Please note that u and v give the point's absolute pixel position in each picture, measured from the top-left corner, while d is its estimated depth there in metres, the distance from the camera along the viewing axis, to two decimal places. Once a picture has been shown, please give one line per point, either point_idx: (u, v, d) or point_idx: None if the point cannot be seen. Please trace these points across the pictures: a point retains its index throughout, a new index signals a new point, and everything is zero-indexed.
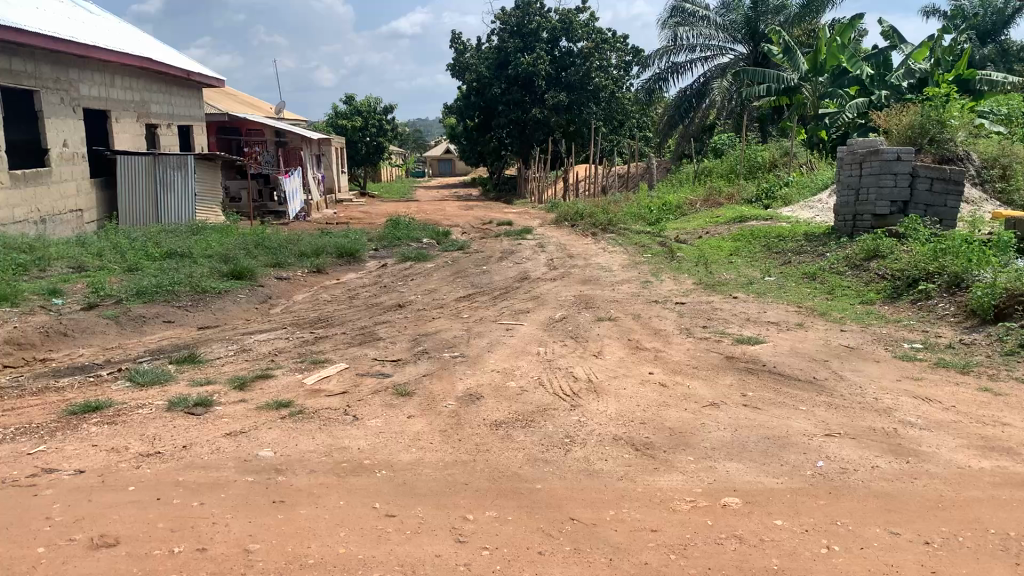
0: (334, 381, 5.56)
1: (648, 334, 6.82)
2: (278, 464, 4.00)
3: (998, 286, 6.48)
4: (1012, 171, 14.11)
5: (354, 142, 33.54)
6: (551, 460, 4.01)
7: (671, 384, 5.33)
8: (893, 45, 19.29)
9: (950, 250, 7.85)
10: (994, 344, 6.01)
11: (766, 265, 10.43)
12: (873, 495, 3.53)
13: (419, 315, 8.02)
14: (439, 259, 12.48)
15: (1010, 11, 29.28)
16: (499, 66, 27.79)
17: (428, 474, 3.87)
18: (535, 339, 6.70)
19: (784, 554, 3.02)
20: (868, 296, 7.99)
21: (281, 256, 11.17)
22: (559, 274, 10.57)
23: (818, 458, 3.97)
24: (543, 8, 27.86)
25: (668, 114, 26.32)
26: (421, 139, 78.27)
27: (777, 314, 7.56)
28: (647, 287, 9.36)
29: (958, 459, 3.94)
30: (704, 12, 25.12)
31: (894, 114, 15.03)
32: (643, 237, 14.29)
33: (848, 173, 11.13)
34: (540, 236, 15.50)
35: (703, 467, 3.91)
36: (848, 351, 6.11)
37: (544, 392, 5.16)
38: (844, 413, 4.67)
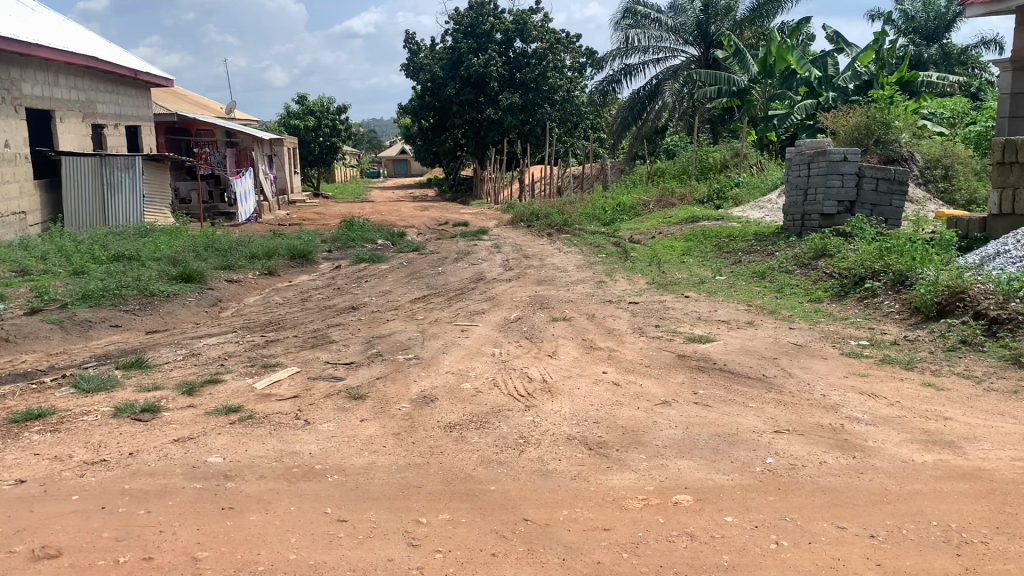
0: (285, 386, 5.48)
1: (603, 334, 6.86)
2: (227, 470, 3.94)
3: (939, 284, 6.65)
4: (954, 171, 14.49)
5: (306, 143, 33.20)
6: (505, 462, 4.01)
7: (624, 383, 5.36)
8: (839, 48, 19.67)
9: (895, 250, 8.04)
10: (937, 340, 6.15)
11: (717, 265, 10.54)
12: (820, 490, 3.60)
13: (373, 317, 7.97)
14: (394, 260, 12.42)
15: (951, 15, 30.05)
16: (452, 67, 27.72)
17: (381, 477, 3.84)
18: (489, 340, 6.70)
19: (734, 550, 3.06)
20: (816, 295, 8.11)
21: (232, 258, 11.01)
22: (514, 275, 10.59)
23: (767, 455, 4.02)
24: (497, 9, 27.94)
25: (621, 115, 26.49)
26: (376, 140, 77.87)
27: (727, 313, 7.64)
28: (601, 287, 9.42)
29: (902, 453, 4.03)
30: (656, 14, 25.32)
31: (841, 115, 15.34)
32: (596, 238, 14.38)
33: (796, 174, 11.31)
34: (496, 237, 15.50)
35: (655, 465, 3.94)
36: (797, 348, 6.20)
37: (498, 393, 5.16)
38: (793, 410, 4.74)
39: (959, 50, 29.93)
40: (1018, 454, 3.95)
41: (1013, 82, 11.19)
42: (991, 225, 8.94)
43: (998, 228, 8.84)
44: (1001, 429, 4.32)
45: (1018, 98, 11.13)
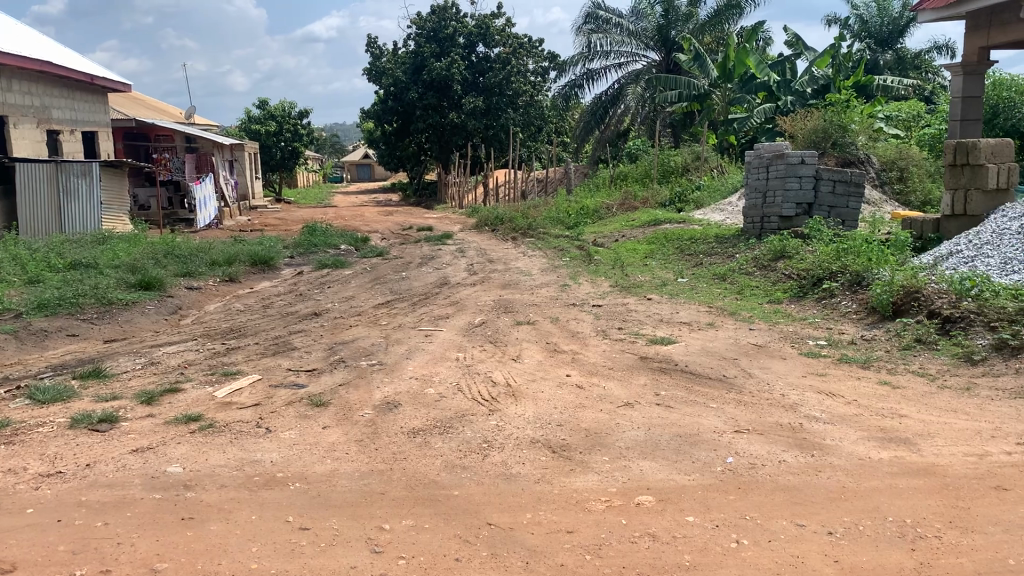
0: (246, 394, 5.42)
1: (566, 337, 6.88)
2: (187, 479, 3.89)
3: (894, 284, 6.79)
4: (909, 173, 14.81)
5: (268, 148, 32.90)
6: (468, 466, 4.01)
7: (587, 386, 5.39)
8: (798, 52, 19.96)
9: (852, 251, 8.21)
10: (892, 339, 6.26)
11: (680, 267, 10.66)
12: (779, 489, 3.65)
13: (335, 323, 7.92)
14: (357, 265, 12.37)
15: (905, 21, 30.69)
16: (415, 71, 27.55)
17: (344, 485, 3.81)
18: (454, 344, 6.69)
19: (695, 550, 3.09)
20: (774, 296, 8.24)
21: (192, 265, 10.88)
22: (479, 279, 10.59)
23: (727, 454, 4.08)
24: (459, 14, 28.00)
25: (584, 120, 26.64)
26: (338, 145, 77.55)
27: (688, 315, 7.73)
28: (565, 290, 9.46)
29: (858, 450, 4.10)
30: (617, 19, 25.53)
31: (799, 119, 15.57)
32: (560, 241, 14.44)
33: (755, 177, 11.46)
34: (460, 241, 15.48)
35: (618, 466, 3.97)
36: (756, 349, 6.28)
37: (462, 397, 5.16)
38: (753, 410, 4.80)
39: (913, 55, 30.61)
40: (969, 450, 4.04)
41: (965, 86, 11.39)
42: (944, 226, 9.12)
43: (951, 228, 9.02)
44: (955, 425, 4.40)
45: (970, 101, 11.40)
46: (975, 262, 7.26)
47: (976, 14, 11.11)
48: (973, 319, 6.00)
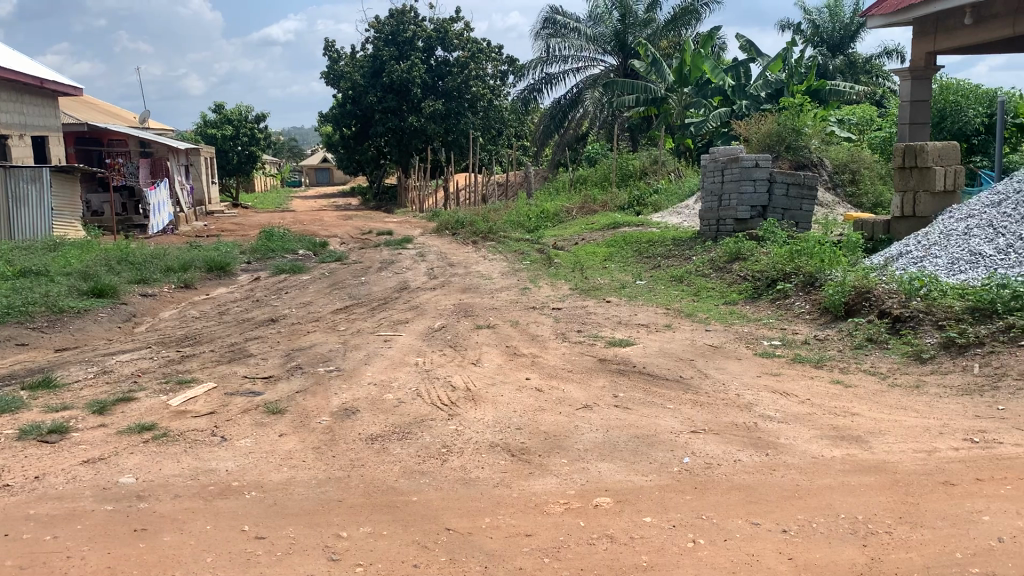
0: (201, 402, 5.35)
1: (526, 341, 6.89)
2: (140, 490, 3.82)
3: (846, 285, 6.91)
4: (861, 175, 15.11)
5: (224, 152, 32.49)
6: (427, 472, 3.99)
7: (547, 389, 5.40)
8: (752, 57, 20.25)
9: (805, 252, 8.37)
10: (844, 339, 6.38)
11: (638, 269, 10.74)
12: (735, 488, 3.69)
13: (293, 329, 7.84)
14: (315, 270, 12.26)
15: (856, 26, 31.33)
16: (373, 74, 27.40)
17: (301, 493, 3.78)
18: (413, 349, 6.67)
19: (652, 551, 3.12)
20: (731, 297, 8.35)
21: (146, 272, 10.70)
22: (439, 283, 10.58)
23: (684, 454, 4.11)
24: (418, 17, 27.93)
25: (543, 124, 26.72)
26: (297, 149, 76.89)
27: (647, 317, 7.80)
28: (525, 293, 9.48)
29: (812, 449, 4.16)
30: (575, 23, 25.64)
31: (754, 123, 15.78)
32: (521, 245, 14.45)
33: (710, 181, 11.62)
34: (420, 245, 15.44)
35: (576, 468, 3.99)
36: (712, 349, 6.36)
37: (421, 402, 5.14)
38: (708, 410, 4.86)
39: (864, 60, 31.27)
40: (918, 447, 4.13)
41: (913, 90, 11.65)
42: (894, 228, 9.32)
43: (901, 229, 9.22)
44: (904, 422, 4.50)
45: (918, 105, 11.67)
46: (923, 261, 7.43)
47: (923, 19, 11.39)
48: (922, 319, 6.13)
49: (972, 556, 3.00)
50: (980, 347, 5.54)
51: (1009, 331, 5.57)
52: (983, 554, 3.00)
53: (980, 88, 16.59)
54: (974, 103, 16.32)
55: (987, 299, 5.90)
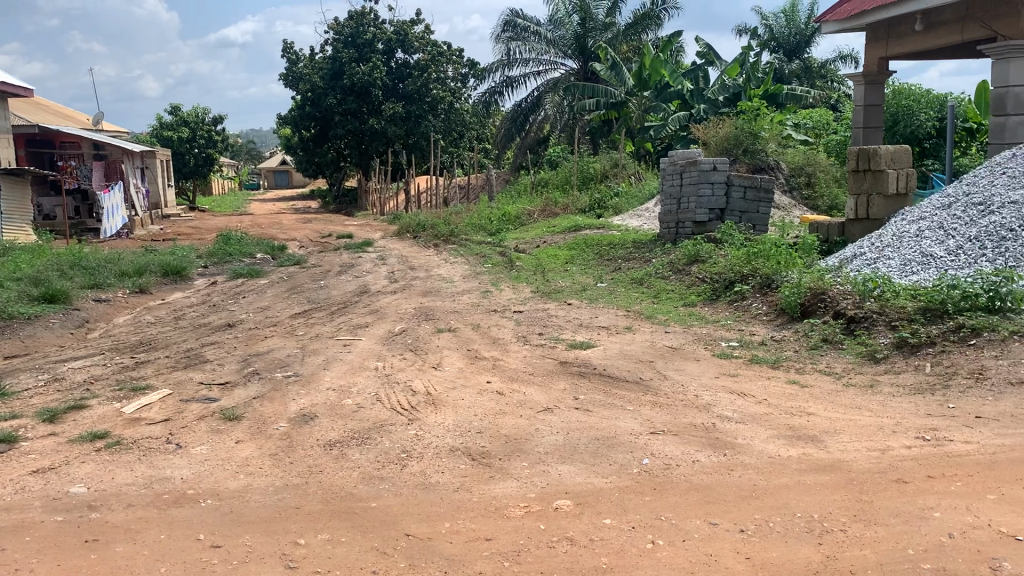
0: (156, 409, 5.25)
1: (487, 344, 6.89)
2: (91, 500, 3.74)
3: (802, 287, 7.02)
4: (816, 179, 15.37)
5: (181, 154, 32.00)
6: (386, 477, 3.96)
7: (508, 392, 5.40)
8: (709, 62, 20.45)
9: (762, 254, 8.50)
10: (801, 339, 6.48)
11: (599, 272, 10.80)
12: (693, 488, 3.72)
13: (250, 334, 7.74)
14: (273, 274, 12.12)
15: (811, 32, 31.85)
16: (333, 76, 27.20)
17: (257, 500, 3.73)
18: (373, 354, 6.62)
19: (612, 553, 3.13)
20: (690, 298, 8.44)
21: (100, 277, 10.50)
22: (400, 286, 10.52)
23: (643, 457, 4.13)
24: (378, 19, 27.82)
25: (505, 127, 26.73)
26: (255, 151, 76.03)
27: (607, 319, 7.83)
28: (486, 297, 9.47)
29: (769, 449, 4.21)
30: (535, 27, 25.74)
31: (712, 126, 15.96)
32: (482, 247, 14.45)
33: (669, 184, 11.71)
34: (380, 248, 15.33)
35: (536, 471, 3.99)
36: (672, 351, 6.42)
37: (381, 407, 5.10)
38: (668, 411, 4.90)
39: (819, 65, 31.79)
40: (872, 445, 4.20)
41: (867, 95, 11.87)
42: (849, 230, 9.44)
43: (855, 232, 9.34)
44: (859, 421, 4.58)
45: (871, 110, 11.89)
46: (877, 262, 7.59)
47: (875, 25, 11.62)
48: (875, 319, 6.25)
49: (924, 552, 3.05)
50: (932, 347, 5.66)
51: (959, 331, 5.70)
52: (934, 550, 3.06)
53: (931, 94, 16.96)
54: (925, 107, 16.68)
55: (938, 299, 6.03)
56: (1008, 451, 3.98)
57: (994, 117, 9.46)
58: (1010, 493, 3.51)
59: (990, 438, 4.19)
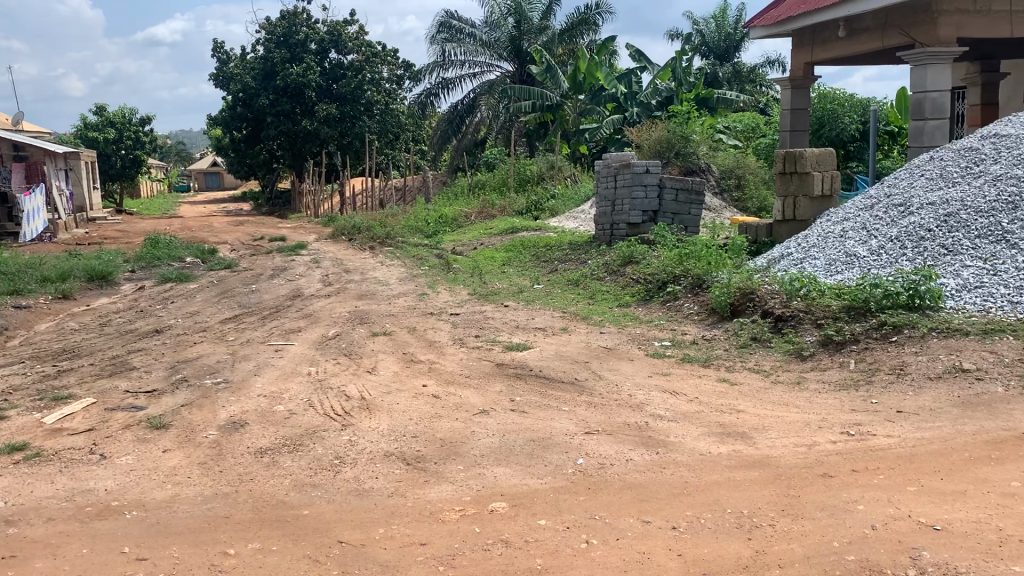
0: (78, 419, 5.08)
1: (423, 347, 6.85)
2: (8, 515, 3.60)
3: (732, 287, 7.14)
4: (745, 181, 15.72)
5: (106, 156, 31.08)
6: (319, 484, 3.91)
7: (444, 395, 5.38)
8: (642, 67, 20.73)
9: (693, 255, 8.65)
10: (731, 337, 6.60)
11: (535, 274, 10.85)
12: (627, 487, 3.76)
13: (178, 340, 7.55)
14: (203, 279, 11.86)
15: (739, 36, 32.57)
16: (265, 77, 26.75)
17: (185, 511, 3.64)
18: (306, 359, 6.53)
19: (547, 554, 3.14)
20: (624, 299, 8.53)
21: (20, 283, 10.13)
22: (334, 290, 10.39)
23: (577, 457, 4.16)
24: (310, 19, 27.51)
25: (440, 129, 26.59)
26: (184, 153, 74.24)
27: (543, 321, 7.85)
28: (422, 299, 9.41)
29: (701, 446, 4.28)
30: (470, 29, 25.76)
31: (644, 130, 16.17)
32: (419, 250, 14.38)
33: (604, 186, 11.81)
34: (314, 251, 15.11)
35: (472, 474, 3.98)
36: (606, 351, 6.48)
37: (313, 413, 5.03)
38: (602, 411, 4.94)
39: (748, 68, 32.52)
40: (800, 441, 4.30)
41: (794, 99, 12.16)
42: (776, 231, 9.61)
43: (783, 232, 9.51)
44: (786, 418, 4.69)
45: (797, 113, 12.20)
46: (804, 262, 7.79)
47: (801, 32, 11.95)
48: (802, 317, 6.41)
49: (848, 544, 3.13)
50: (856, 344, 5.84)
51: (881, 328, 5.89)
52: (857, 542, 3.15)
53: (855, 98, 17.48)
54: (849, 111, 17.17)
55: (861, 298, 6.21)
56: (926, 444, 4.12)
57: (913, 121, 9.81)
58: (929, 484, 3.64)
59: (910, 431, 4.34)
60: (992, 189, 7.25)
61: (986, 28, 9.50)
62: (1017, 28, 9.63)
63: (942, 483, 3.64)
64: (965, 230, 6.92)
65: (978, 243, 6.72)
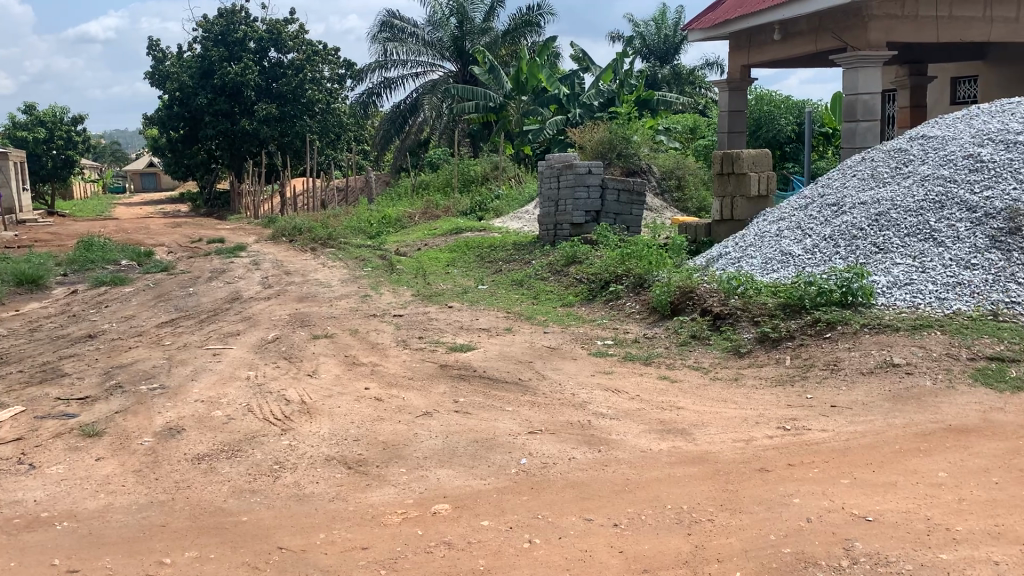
0: (5, 428, 4.91)
1: (365, 349, 6.79)
2: None
3: (672, 285, 7.24)
4: (685, 181, 15.94)
5: (37, 156, 30.12)
6: (258, 490, 3.85)
7: (386, 398, 5.34)
8: (584, 68, 20.87)
9: (635, 255, 8.74)
10: (672, 335, 6.69)
11: (480, 274, 10.86)
12: (569, 486, 3.78)
13: (113, 345, 7.36)
14: (139, 282, 11.59)
15: (679, 39, 33.03)
16: (202, 75, 26.23)
17: (119, 520, 3.55)
18: (245, 362, 6.43)
19: (489, 554, 3.14)
20: (568, 299, 8.58)
21: None
22: (274, 292, 10.25)
23: (521, 456, 4.17)
24: (249, 18, 27.10)
25: (382, 129, 26.25)
26: (119, 154, 72.34)
27: (487, 321, 7.85)
28: (365, 301, 9.33)
29: (642, 443, 4.33)
30: (413, 29, 25.61)
31: (587, 130, 16.30)
32: (362, 251, 14.26)
33: (547, 187, 11.87)
34: (254, 253, 14.87)
35: (415, 477, 3.96)
36: (550, 351, 6.51)
37: (252, 418, 4.95)
38: (545, 410, 4.97)
39: (688, 70, 32.99)
40: (738, 436, 4.39)
41: (731, 101, 12.37)
42: (715, 231, 9.76)
43: (721, 232, 9.67)
44: (724, 414, 4.77)
45: (735, 115, 12.41)
46: (740, 261, 7.93)
47: (738, 35, 12.17)
48: (739, 315, 6.53)
49: (784, 537, 3.20)
50: (791, 340, 5.98)
51: (815, 325, 6.04)
52: (793, 535, 3.22)
53: (791, 100, 17.85)
54: (786, 112, 17.63)
55: (796, 295, 6.35)
56: (858, 437, 4.23)
57: (845, 123, 10.02)
58: (861, 477, 3.74)
59: (843, 425, 4.46)
60: (920, 189, 7.47)
61: (914, 32, 9.77)
62: (944, 33, 9.90)
63: (874, 475, 3.75)
64: (895, 229, 7.12)
65: (907, 241, 6.92)
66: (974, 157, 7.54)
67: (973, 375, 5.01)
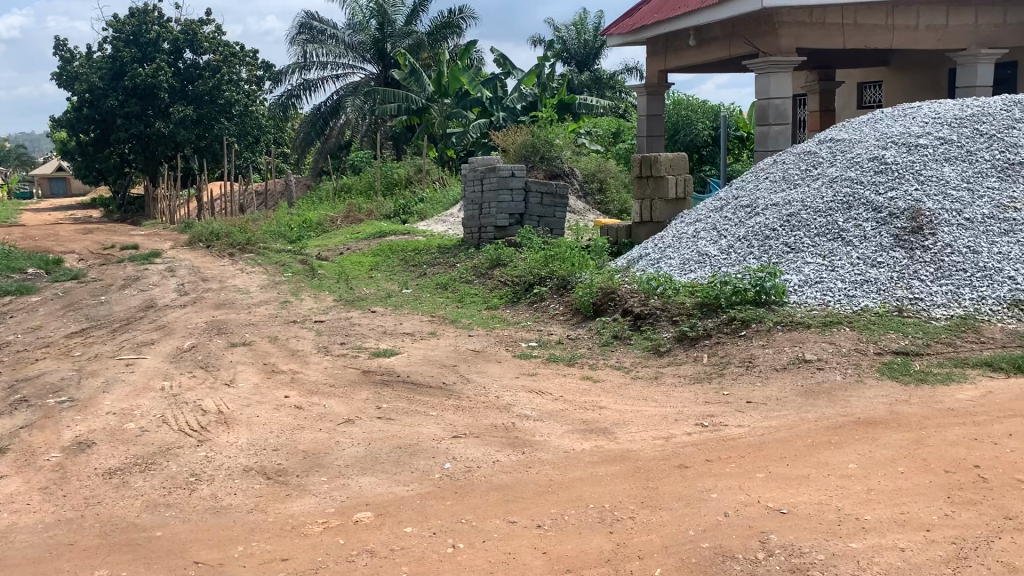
0: None
1: (285, 356, 6.67)
2: None
3: (594, 287, 7.32)
4: (607, 185, 16.12)
5: None
6: (172, 504, 3.74)
7: (307, 406, 5.25)
8: (506, 72, 20.93)
9: (557, 257, 8.80)
10: (594, 336, 6.76)
11: (404, 278, 10.78)
12: (492, 488, 3.79)
13: (18, 357, 7.06)
14: (47, 290, 11.13)
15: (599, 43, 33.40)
16: (113, 77, 25.34)
17: (23, 540, 3.40)
18: (159, 372, 6.24)
19: (412, 561, 3.13)
20: (492, 301, 8.60)
21: None
22: (190, 299, 9.99)
23: (444, 461, 4.16)
24: (163, 18, 26.36)
25: (303, 132, 25.68)
26: (25, 158, 69.42)
27: (411, 326, 7.80)
28: (285, 307, 9.16)
29: (565, 444, 4.36)
30: (332, 30, 25.30)
31: (510, 134, 16.39)
32: (282, 256, 14.00)
33: (471, 190, 11.86)
34: (170, 259, 14.45)
35: (336, 485, 3.91)
36: (475, 354, 6.50)
37: (167, 430, 4.80)
38: (469, 413, 4.97)
39: (609, 75, 33.38)
40: (657, 434, 4.47)
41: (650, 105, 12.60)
42: (635, 232, 9.91)
43: (641, 234, 9.82)
44: (645, 412, 4.85)
45: (653, 119, 12.64)
46: (660, 262, 8.07)
47: (655, 40, 12.40)
48: (659, 315, 6.64)
49: (703, 532, 3.27)
50: (708, 339, 6.12)
51: (731, 323, 6.19)
52: (711, 529, 3.29)
53: (707, 104, 18.29)
54: (703, 116, 18.03)
55: (712, 295, 6.49)
56: (772, 432, 4.35)
57: (758, 127, 10.30)
58: (775, 470, 3.85)
59: (759, 420, 4.58)
60: (829, 190, 7.73)
61: (821, 40, 10.13)
62: (849, 40, 10.29)
63: (787, 468, 3.86)
64: (806, 229, 7.36)
65: (817, 240, 7.16)
66: (879, 159, 7.85)
67: (880, 369, 5.21)
